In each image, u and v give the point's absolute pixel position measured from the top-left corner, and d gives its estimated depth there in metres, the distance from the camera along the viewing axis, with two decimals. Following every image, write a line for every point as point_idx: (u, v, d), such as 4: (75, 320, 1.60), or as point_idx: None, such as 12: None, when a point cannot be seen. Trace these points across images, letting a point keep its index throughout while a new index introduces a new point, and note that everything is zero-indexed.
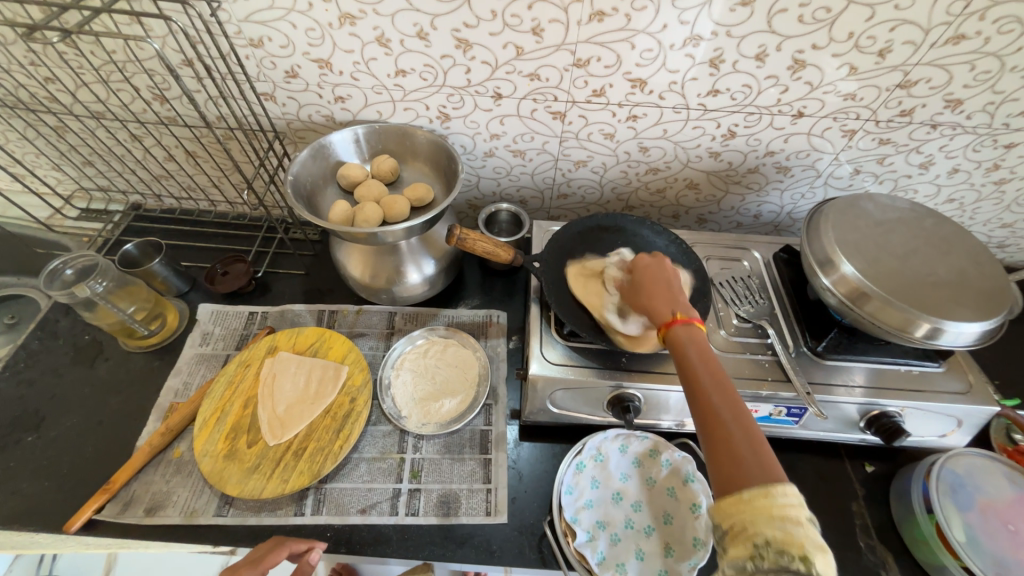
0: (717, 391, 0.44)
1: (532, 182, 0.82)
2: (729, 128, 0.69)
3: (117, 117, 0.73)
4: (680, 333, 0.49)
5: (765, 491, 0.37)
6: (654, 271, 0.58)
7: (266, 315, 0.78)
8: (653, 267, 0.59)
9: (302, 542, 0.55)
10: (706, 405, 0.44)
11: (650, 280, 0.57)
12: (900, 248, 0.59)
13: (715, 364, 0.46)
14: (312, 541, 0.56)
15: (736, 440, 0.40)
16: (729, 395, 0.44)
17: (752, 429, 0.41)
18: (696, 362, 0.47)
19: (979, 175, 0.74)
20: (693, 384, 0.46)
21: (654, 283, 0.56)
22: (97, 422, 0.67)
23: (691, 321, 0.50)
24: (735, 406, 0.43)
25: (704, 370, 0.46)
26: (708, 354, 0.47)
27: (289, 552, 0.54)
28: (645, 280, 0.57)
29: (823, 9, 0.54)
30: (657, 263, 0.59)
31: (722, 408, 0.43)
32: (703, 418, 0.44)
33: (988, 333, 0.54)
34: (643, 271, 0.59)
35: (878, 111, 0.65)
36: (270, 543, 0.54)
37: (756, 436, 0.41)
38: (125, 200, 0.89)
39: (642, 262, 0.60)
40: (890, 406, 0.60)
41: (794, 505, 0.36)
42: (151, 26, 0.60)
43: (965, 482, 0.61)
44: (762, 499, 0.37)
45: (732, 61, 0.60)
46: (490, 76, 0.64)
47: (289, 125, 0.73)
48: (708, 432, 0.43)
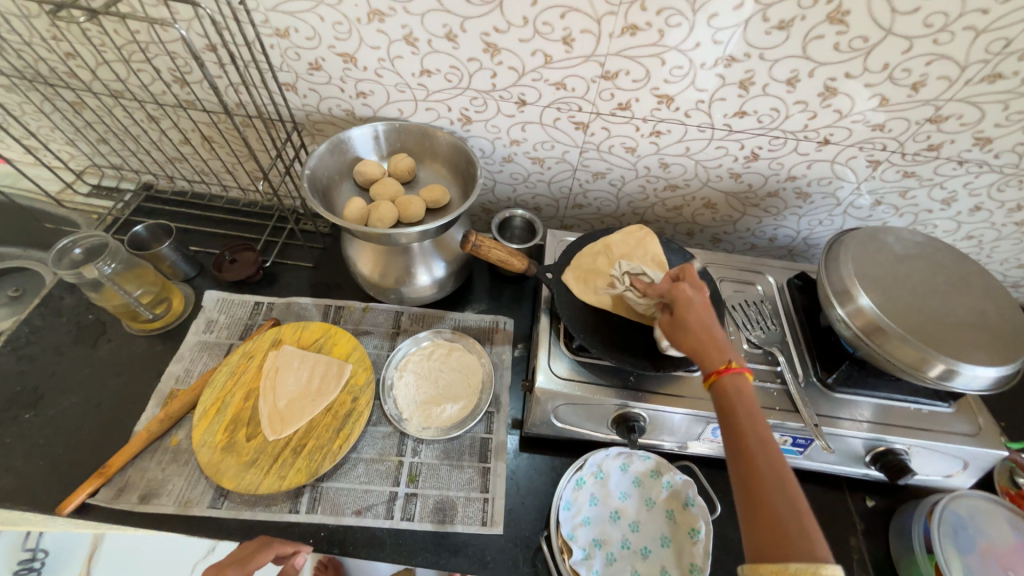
0: (763, 452, 0.42)
1: (548, 190, 0.81)
2: (753, 150, 0.68)
3: (136, 97, 0.73)
4: (727, 384, 0.47)
5: (810, 566, 0.35)
6: (698, 307, 0.53)
7: (271, 307, 0.77)
8: (695, 301, 0.54)
9: (289, 546, 0.54)
10: (750, 464, 0.42)
11: (692, 317, 0.52)
12: (919, 284, 0.58)
13: (761, 424, 0.44)
14: (299, 543, 0.56)
15: (776, 502, 0.39)
16: (776, 457, 0.42)
17: (798, 497, 0.39)
18: (741, 419, 0.45)
19: (1000, 215, 0.73)
20: (739, 444, 0.44)
21: (696, 323, 0.52)
22: (96, 403, 0.67)
23: (739, 372, 0.47)
24: (780, 469, 0.41)
25: (749, 429, 0.44)
26: (755, 411, 0.45)
27: (276, 554, 0.54)
28: (691, 317, 0.52)
29: (859, 38, 0.53)
30: (698, 296, 0.55)
31: (769, 473, 0.41)
32: (744, 477, 0.42)
33: (1004, 379, 0.53)
34: (681, 303, 0.54)
35: (906, 144, 0.64)
36: (255, 543, 0.55)
37: (802, 505, 0.39)
38: (137, 179, 0.89)
39: (684, 292, 0.54)
40: (897, 443, 0.59)
41: None
42: (178, 9, 0.60)
43: (966, 524, 0.61)
44: (806, 573, 0.35)
45: (763, 84, 0.59)
46: (515, 82, 0.63)
47: (309, 116, 0.73)
48: (747, 489, 0.41)
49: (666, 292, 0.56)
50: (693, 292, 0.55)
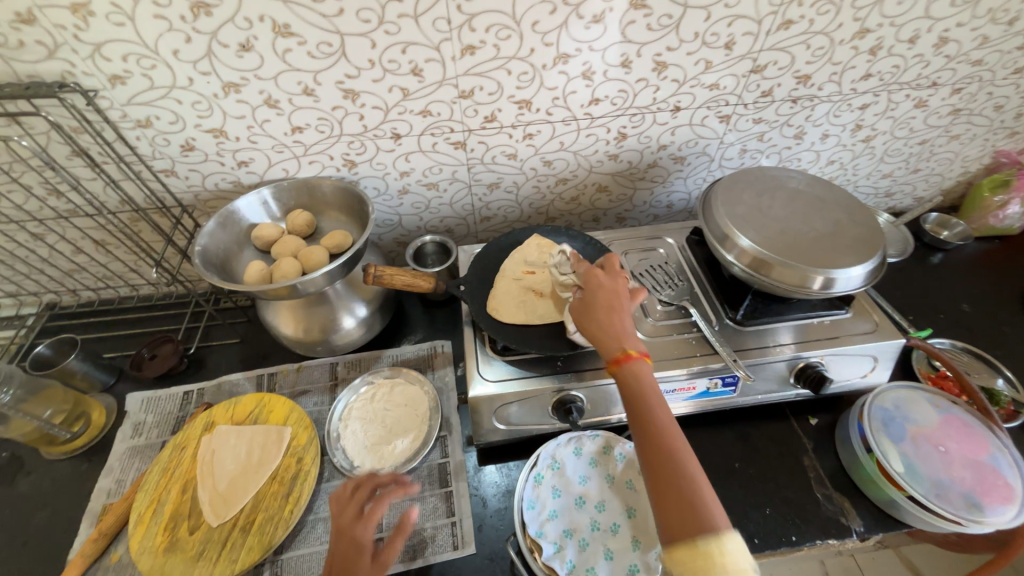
0: (660, 422, 0.45)
1: (452, 211, 0.84)
2: (619, 131, 0.74)
3: (13, 219, 0.71)
4: (627, 371, 0.49)
5: (717, 542, 0.38)
6: (606, 289, 0.56)
7: (202, 392, 0.75)
8: (604, 287, 0.56)
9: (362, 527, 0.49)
10: (653, 443, 0.44)
11: (604, 298, 0.54)
12: (783, 211, 0.64)
13: (663, 408, 0.46)
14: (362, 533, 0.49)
15: (679, 474, 0.42)
16: (674, 431, 0.45)
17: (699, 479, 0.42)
18: (645, 405, 0.46)
19: (848, 136, 0.82)
20: (639, 418, 0.46)
21: (607, 301, 0.54)
22: (23, 542, 0.62)
23: (639, 357, 0.49)
24: (667, 421, 0.45)
25: (648, 401, 0.47)
26: (653, 387, 0.48)
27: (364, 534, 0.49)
28: (596, 296, 0.55)
29: (665, 16, 0.60)
30: (613, 281, 0.57)
31: (668, 447, 0.43)
32: (653, 464, 0.43)
33: (873, 273, 0.59)
34: (593, 287, 0.56)
35: (744, 95, 0.72)
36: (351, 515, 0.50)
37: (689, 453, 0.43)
38: (37, 301, 0.85)
39: (597, 279, 0.57)
40: (811, 357, 0.64)
41: (739, 558, 0.37)
42: (32, 124, 0.60)
43: (894, 416, 0.65)
44: (714, 548, 0.37)
45: (603, 72, 0.65)
46: (384, 119, 0.67)
47: (197, 197, 0.73)
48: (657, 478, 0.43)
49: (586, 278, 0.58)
50: (605, 276, 0.57)
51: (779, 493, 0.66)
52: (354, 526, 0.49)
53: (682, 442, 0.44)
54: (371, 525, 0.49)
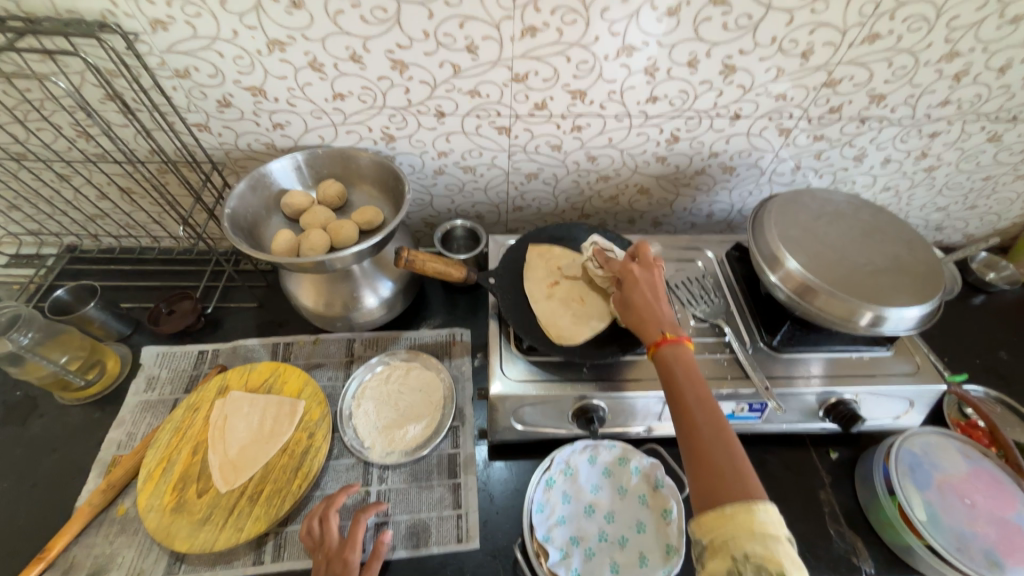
0: (697, 404, 0.45)
1: (486, 197, 0.81)
2: (672, 133, 0.70)
3: (40, 158, 0.69)
4: (667, 352, 0.50)
5: (746, 506, 0.37)
6: (643, 284, 0.56)
7: (217, 353, 0.74)
8: (642, 279, 0.57)
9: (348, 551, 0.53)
10: (689, 419, 0.45)
11: (638, 293, 0.55)
12: (838, 239, 0.61)
13: (700, 384, 0.47)
14: (347, 555, 0.53)
15: (714, 447, 0.42)
16: (712, 411, 0.44)
17: (735, 449, 0.41)
18: (683, 383, 0.47)
19: (909, 164, 0.78)
20: (677, 399, 0.47)
21: (640, 296, 0.55)
22: (31, 484, 0.63)
23: (679, 339, 0.50)
24: (707, 401, 0.45)
25: (687, 385, 0.47)
26: (691, 371, 0.48)
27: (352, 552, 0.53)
28: (634, 292, 0.56)
29: (744, 16, 0.56)
30: (648, 273, 0.57)
31: (706, 427, 0.43)
32: (687, 435, 0.44)
33: (926, 316, 0.56)
34: (632, 283, 0.57)
35: (809, 109, 0.68)
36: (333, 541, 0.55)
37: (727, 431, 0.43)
38: (58, 242, 0.84)
39: (632, 271, 0.58)
40: (845, 393, 0.61)
41: (776, 523, 0.36)
42: (67, 62, 0.57)
43: (922, 460, 0.62)
44: (742, 512, 0.37)
45: (666, 69, 0.61)
46: (430, 95, 0.63)
47: (229, 155, 0.71)
48: (691, 449, 0.43)
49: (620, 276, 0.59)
50: (641, 271, 0.58)
51: (791, 524, 0.64)
52: (343, 553, 0.53)
53: (719, 416, 0.44)
54: (358, 548, 0.54)
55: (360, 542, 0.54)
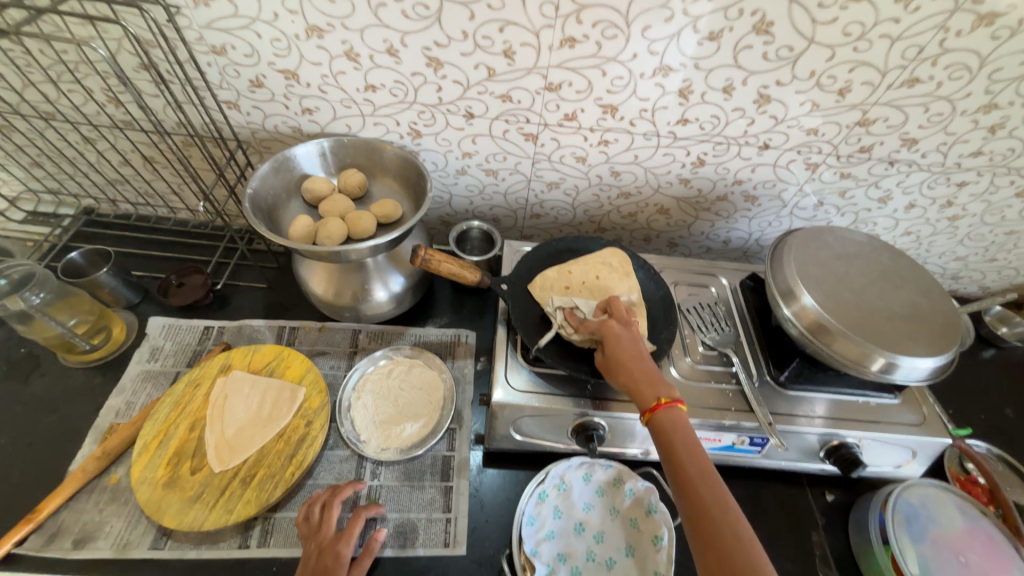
0: (700, 480, 0.44)
1: (504, 201, 0.81)
2: (699, 156, 0.70)
3: (68, 119, 0.70)
4: (663, 419, 0.49)
5: None
6: (626, 342, 0.55)
7: (222, 331, 0.74)
8: (623, 338, 0.56)
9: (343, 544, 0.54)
10: (692, 497, 0.43)
11: (623, 355, 0.54)
12: (856, 280, 0.61)
13: (700, 455, 0.46)
14: (340, 548, 0.53)
15: (721, 528, 0.41)
16: (715, 486, 0.43)
17: (742, 530, 0.40)
18: (681, 453, 0.46)
19: (934, 211, 0.77)
20: (677, 474, 0.45)
21: (627, 358, 0.54)
22: (26, 443, 0.63)
23: (673, 405, 0.49)
24: (707, 475, 0.44)
25: (687, 459, 0.45)
26: (690, 441, 0.47)
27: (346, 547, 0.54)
28: (620, 353, 0.54)
29: (786, 48, 0.55)
30: (627, 333, 0.56)
31: (710, 505, 0.42)
32: (692, 514, 0.43)
33: (939, 368, 0.55)
34: (612, 340, 0.56)
35: (839, 147, 0.67)
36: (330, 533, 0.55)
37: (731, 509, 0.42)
38: (76, 204, 0.85)
39: (612, 331, 0.56)
40: (849, 437, 0.60)
41: None
42: (106, 28, 0.58)
43: (919, 512, 0.61)
44: None
45: (701, 93, 0.61)
46: (462, 96, 0.63)
47: (254, 134, 0.71)
48: (697, 529, 0.42)
49: (596, 329, 0.57)
50: (620, 327, 0.57)
51: (780, 562, 0.64)
52: (336, 546, 0.53)
53: (722, 492, 0.43)
54: (351, 542, 0.54)
55: (354, 536, 0.54)
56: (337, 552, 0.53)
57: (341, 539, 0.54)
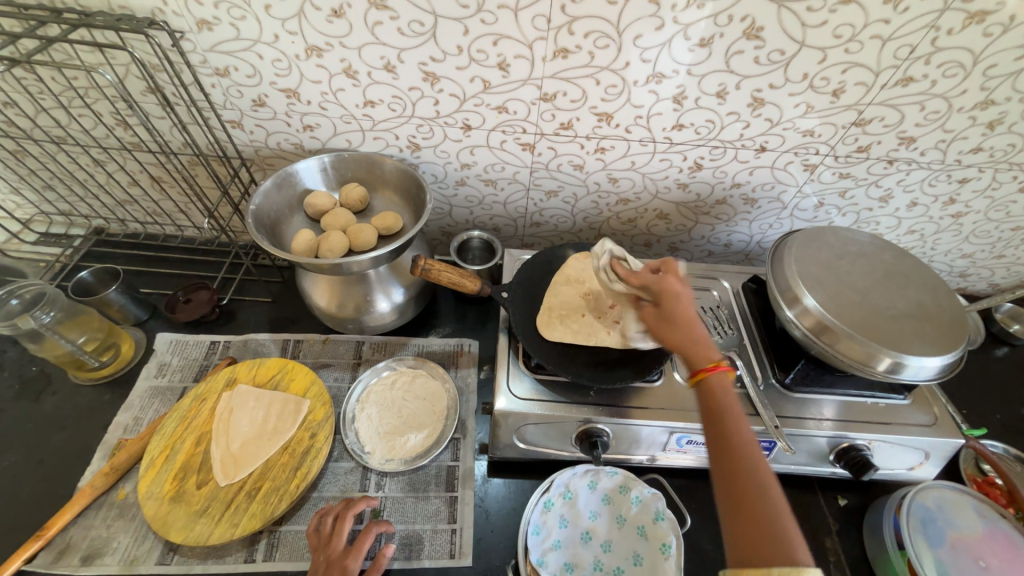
0: (741, 448, 0.41)
1: (504, 211, 0.82)
2: (696, 161, 0.71)
3: (79, 142, 0.72)
4: (711, 384, 0.45)
5: (791, 568, 0.33)
6: (685, 302, 0.52)
7: (228, 345, 0.75)
8: (680, 296, 0.52)
9: (353, 558, 0.53)
10: (730, 463, 0.40)
11: (683, 314, 0.51)
12: (859, 280, 0.60)
13: (743, 425, 0.42)
14: (350, 563, 0.52)
15: (756, 498, 0.38)
16: (755, 457, 0.40)
17: (778, 502, 0.37)
18: (727, 422, 0.43)
19: (936, 209, 0.77)
20: (718, 439, 0.42)
21: (688, 318, 0.50)
22: (37, 461, 0.63)
23: (722, 372, 0.45)
24: (749, 445, 0.41)
25: (732, 426, 0.42)
26: (736, 410, 0.44)
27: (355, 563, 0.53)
28: (677, 309, 0.51)
29: (777, 51, 0.56)
30: (686, 291, 0.53)
31: (749, 474, 0.39)
32: (726, 479, 0.40)
33: (948, 367, 0.54)
34: (671, 299, 0.52)
35: (837, 148, 0.67)
36: (340, 546, 0.54)
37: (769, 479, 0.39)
38: (87, 224, 0.87)
39: (673, 289, 0.52)
40: (858, 439, 0.59)
41: None
42: (114, 55, 0.60)
43: (935, 516, 0.60)
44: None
45: (695, 98, 0.62)
46: (459, 108, 0.64)
47: (258, 152, 0.73)
48: (733, 495, 0.39)
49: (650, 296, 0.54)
50: (678, 284, 0.53)
51: None
52: (343, 560, 0.52)
53: (763, 462, 0.40)
54: (359, 557, 0.53)
55: (363, 551, 0.54)
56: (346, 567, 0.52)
57: (351, 555, 0.53)
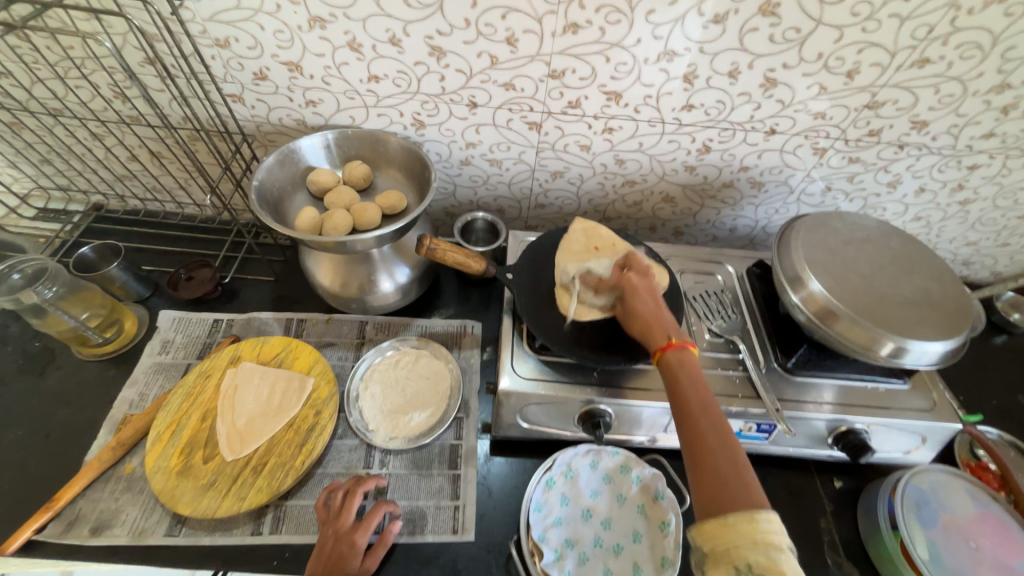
0: (704, 413, 0.44)
1: (509, 192, 0.81)
2: (704, 143, 0.69)
3: (76, 115, 0.70)
4: (671, 359, 0.49)
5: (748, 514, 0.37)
6: (643, 291, 0.57)
7: (231, 323, 0.75)
8: (642, 288, 0.58)
9: (361, 534, 0.54)
10: (693, 427, 0.44)
11: (641, 302, 0.56)
12: (865, 266, 0.60)
13: (704, 390, 0.46)
14: (359, 540, 0.54)
15: (718, 457, 0.41)
16: (717, 420, 0.43)
17: (740, 458, 0.41)
18: (686, 390, 0.46)
19: (944, 196, 0.76)
20: (682, 406, 0.46)
21: (646, 306, 0.55)
22: (44, 435, 0.64)
23: (683, 346, 0.49)
24: (711, 412, 0.44)
25: (692, 394, 0.46)
26: (696, 379, 0.47)
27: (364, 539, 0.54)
28: (638, 301, 0.56)
29: (792, 29, 0.54)
30: (646, 283, 0.58)
31: (711, 436, 0.42)
32: (691, 441, 0.43)
33: (949, 353, 0.55)
34: (630, 291, 0.58)
35: (848, 131, 0.66)
36: (348, 522, 0.55)
37: (731, 438, 0.42)
38: (86, 200, 0.86)
39: (632, 280, 0.58)
40: (857, 422, 0.60)
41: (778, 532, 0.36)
42: (111, 23, 0.58)
43: (929, 498, 0.61)
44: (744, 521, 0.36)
45: (706, 77, 0.60)
46: (464, 85, 0.63)
47: (259, 128, 0.71)
48: (695, 454, 0.42)
49: (619, 282, 0.60)
50: (638, 277, 0.59)
51: None
52: (352, 534, 0.54)
53: (725, 424, 0.43)
54: (367, 532, 0.54)
55: (371, 527, 0.55)
56: (356, 542, 0.54)
57: (359, 530, 0.54)
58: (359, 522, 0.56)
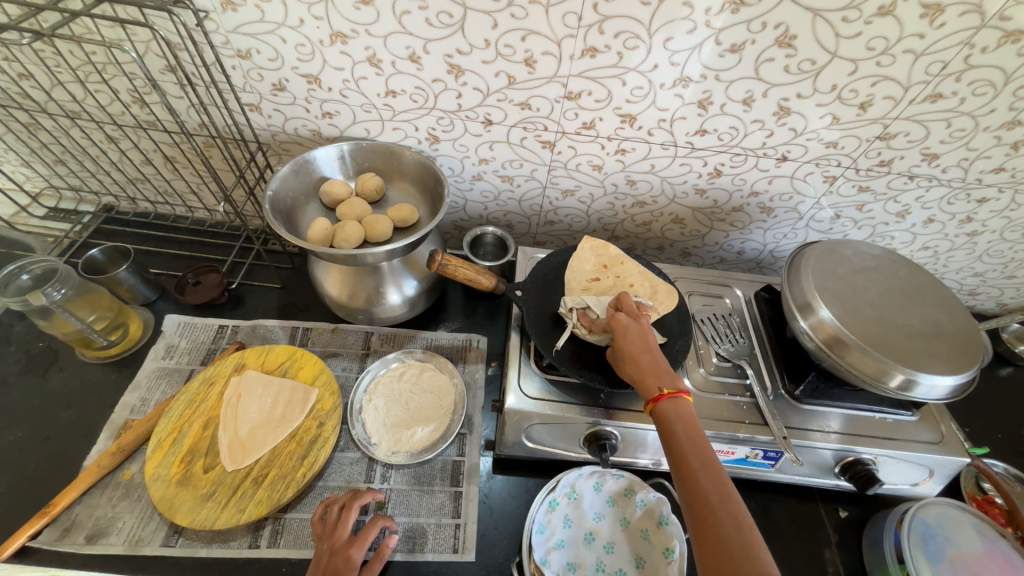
0: (703, 470, 0.43)
1: (519, 207, 0.81)
2: (716, 167, 0.70)
3: (93, 118, 0.71)
4: (667, 409, 0.48)
5: None
6: (633, 333, 0.56)
7: (236, 329, 0.75)
8: (631, 330, 0.56)
9: (357, 549, 0.53)
10: (693, 485, 0.42)
11: (631, 345, 0.54)
12: (875, 295, 0.60)
13: (702, 444, 0.45)
14: (354, 554, 0.52)
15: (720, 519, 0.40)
16: (717, 476, 0.42)
17: (743, 519, 0.39)
18: (684, 443, 0.45)
19: (953, 227, 0.76)
20: (680, 461, 0.44)
21: (636, 350, 0.54)
22: (43, 437, 0.63)
23: (678, 395, 0.48)
24: (710, 467, 0.43)
25: (690, 448, 0.44)
26: (693, 432, 0.46)
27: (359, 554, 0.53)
28: (628, 344, 0.55)
29: (808, 61, 0.55)
30: (636, 324, 0.57)
31: (712, 495, 0.41)
32: (692, 501, 0.42)
33: (959, 387, 0.54)
34: (622, 331, 0.56)
35: (859, 160, 0.67)
36: (343, 537, 0.54)
37: (732, 496, 0.41)
38: (96, 201, 0.86)
39: (621, 322, 0.57)
40: (864, 453, 0.60)
41: None
42: (135, 31, 0.59)
43: (937, 532, 0.60)
44: None
45: (720, 104, 0.61)
46: (481, 103, 0.64)
47: (274, 137, 0.72)
48: (697, 516, 0.41)
49: (608, 322, 0.58)
50: (628, 319, 0.57)
51: None
52: (347, 549, 0.53)
53: (724, 481, 0.42)
54: (363, 547, 0.53)
55: (367, 542, 0.54)
56: (350, 558, 0.52)
57: (354, 546, 0.53)
58: (354, 538, 0.54)
